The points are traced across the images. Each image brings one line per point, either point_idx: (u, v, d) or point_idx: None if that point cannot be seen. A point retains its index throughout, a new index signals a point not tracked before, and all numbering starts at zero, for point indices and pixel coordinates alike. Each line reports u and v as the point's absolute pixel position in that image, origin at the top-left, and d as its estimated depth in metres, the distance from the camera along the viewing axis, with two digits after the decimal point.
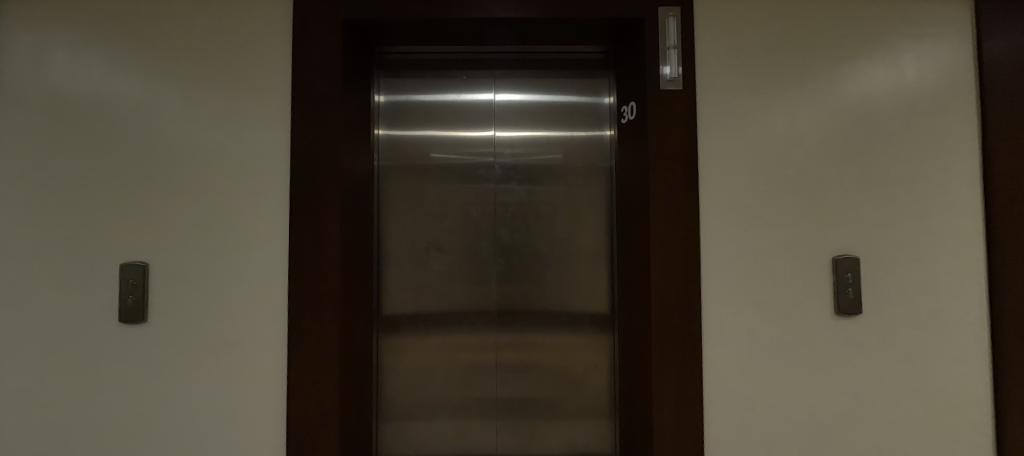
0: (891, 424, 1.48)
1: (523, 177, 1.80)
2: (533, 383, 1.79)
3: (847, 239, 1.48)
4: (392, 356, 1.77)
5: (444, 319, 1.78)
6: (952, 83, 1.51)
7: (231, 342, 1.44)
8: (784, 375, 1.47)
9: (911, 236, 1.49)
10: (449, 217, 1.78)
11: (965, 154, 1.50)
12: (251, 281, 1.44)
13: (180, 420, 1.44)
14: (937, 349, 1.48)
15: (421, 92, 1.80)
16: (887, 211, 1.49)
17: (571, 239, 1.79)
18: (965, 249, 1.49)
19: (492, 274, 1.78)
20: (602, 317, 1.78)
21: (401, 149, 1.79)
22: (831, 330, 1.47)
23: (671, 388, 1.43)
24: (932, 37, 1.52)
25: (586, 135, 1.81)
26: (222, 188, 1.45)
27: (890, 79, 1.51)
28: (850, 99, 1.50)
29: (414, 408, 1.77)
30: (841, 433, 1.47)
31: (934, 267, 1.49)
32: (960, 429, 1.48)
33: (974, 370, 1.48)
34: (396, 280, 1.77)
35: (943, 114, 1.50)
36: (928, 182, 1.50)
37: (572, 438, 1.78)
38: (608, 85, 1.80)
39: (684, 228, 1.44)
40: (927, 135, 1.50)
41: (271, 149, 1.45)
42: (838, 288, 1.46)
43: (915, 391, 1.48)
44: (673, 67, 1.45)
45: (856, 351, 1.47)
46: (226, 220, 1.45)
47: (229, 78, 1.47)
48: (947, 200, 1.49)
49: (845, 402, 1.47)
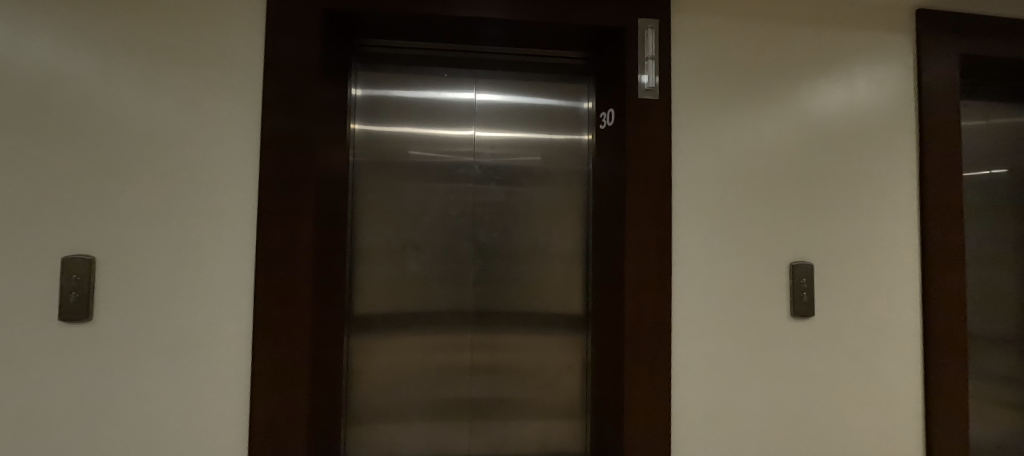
0: (838, 417, 1.60)
1: (502, 178, 1.80)
2: (507, 383, 1.79)
3: (803, 247, 1.59)
4: (363, 358, 1.71)
5: (418, 318, 1.75)
6: (894, 108, 1.65)
7: (189, 342, 1.35)
8: (747, 373, 1.55)
9: (858, 245, 1.62)
10: (427, 216, 1.76)
11: (904, 172, 1.65)
12: (214, 278, 1.36)
13: (130, 425, 1.33)
14: (878, 349, 1.62)
15: (400, 88, 1.77)
16: (838, 223, 1.61)
17: (548, 241, 1.81)
18: (902, 259, 1.64)
19: (468, 274, 1.77)
20: (576, 318, 1.82)
21: (377, 145, 1.74)
22: (789, 331, 1.57)
23: (642, 384, 1.47)
24: (880, 66, 1.66)
25: (565, 138, 1.84)
26: (183, 177, 1.36)
27: (844, 100, 1.63)
28: (810, 117, 1.61)
29: (385, 410, 1.73)
30: (794, 427, 1.57)
31: (877, 274, 1.63)
32: (896, 420, 1.62)
33: (908, 368, 1.63)
34: (369, 279, 1.72)
35: (887, 135, 1.65)
36: (874, 195, 1.63)
37: (545, 438, 1.80)
38: (587, 90, 1.85)
39: (659, 232, 1.50)
40: (876, 151, 1.64)
41: (242, 138, 1.38)
42: (794, 293, 1.57)
43: (859, 387, 1.61)
44: (650, 76, 1.50)
45: (810, 350, 1.58)
46: (187, 211, 1.36)
47: (193, 63, 1.38)
48: (888, 213, 1.64)
49: (799, 398, 1.58)
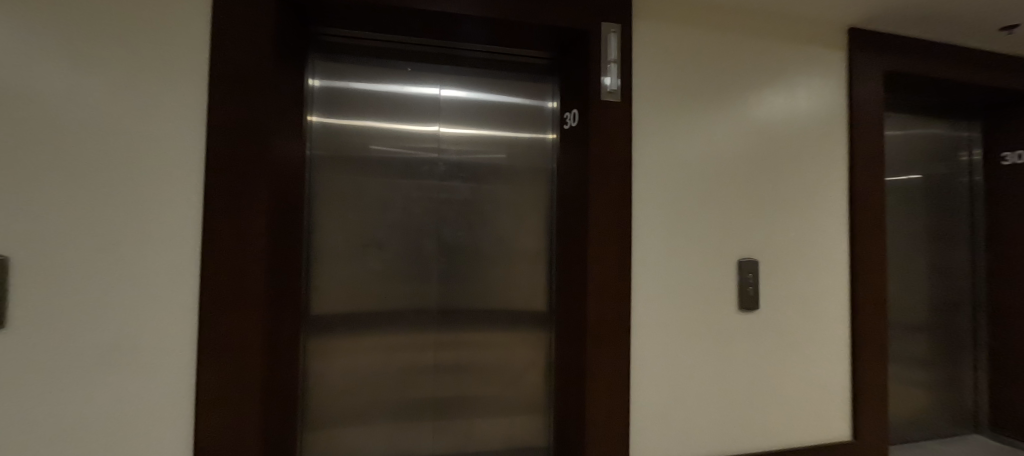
0: (779, 401, 1.73)
1: (467, 175, 1.79)
2: (471, 381, 1.78)
3: (750, 244, 1.70)
4: (320, 360, 1.65)
5: (380, 318, 1.70)
6: (830, 117, 1.81)
7: (125, 347, 1.24)
8: (700, 364, 1.64)
9: (798, 243, 1.76)
10: (389, 213, 1.71)
11: (837, 177, 1.80)
12: (153, 278, 1.25)
13: (47, 444, 1.18)
14: (813, 337, 1.77)
15: (361, 80, 1.71)
16: (781, 222, 1.74)
17: (514, 239, 1.83)
18: (835, 255, 1.79)
19: (432, 272, 1.75)
20: (540, 314, 1.84)
21: (336, 139, 1.67)
22: (737, 323, 1.68)
23: (603, 377, 1.52)
24: (818, 78, 1.80)
25: (530, 137, 1.85)
26: (117, 168, 1.24)
27: (787, 108, 1.76)
28: (758, 122, 1.73)
29: (344, 412, 1.67)
30: (741, 412, 1.68)
31: (814, 270, 1.77)
32: (827, 402, 1.78)
33: (838, 354, 1.80)
34: (327, 278, 1.65)
35: (824, 142, 1.80)
36: (812, 197, 1.78)
37: (510, 434, 1.82)
38: (552, 90, 1.87)
39: (619, 230, 1.55)
40: (813, 156, 1.78)
41: (185, 128, 1.28)
42: (742, 287, 1.68)
43: (797, 373, 1.75)
44: (613, 79, 1.55)
45: (755, 340, 1.70)
46: (122, 205, 1.24)
47: (129, 44, 1.26)
48: (824, 213, 1.79)
49: (745, 385, 1.69)
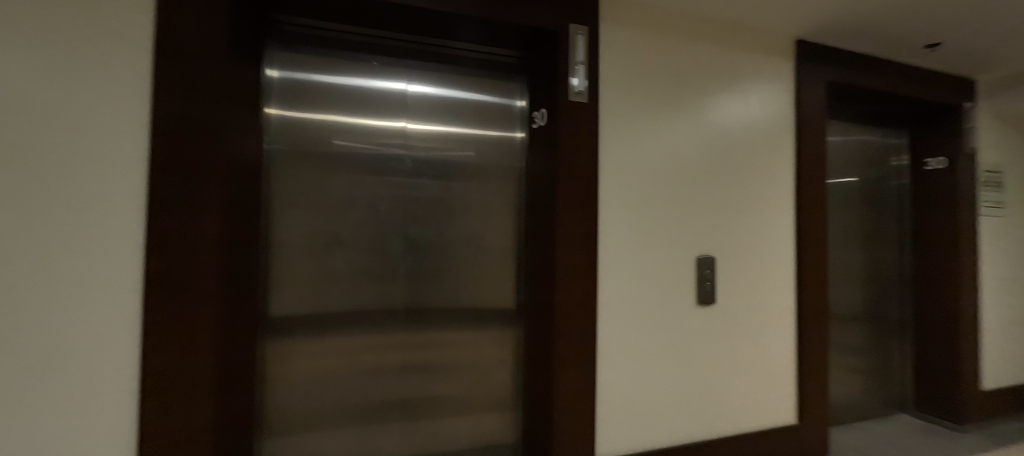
0: (734, 390, 1.83)
1: (434, 172, 1.76)
2: (439, 381, 1.77)
3: (708, 242, 1.79)
4: (280, 363, 1.58)
5: (344, 318, 1.65)
6: (779, 123, 1.93)
7: (50, 361, 1.09)
8: (662, 356, 1.71)
9: (750, 241, 1.87)
10: (354, 211, 1.66)
11: (786, 178, 1.93)
12: (83, 283, 1.12)
13: None
14: (764, 329, 1.89)
15: (324, 72, 1.64)
16: (735, 221, 1.84)
17: (482, 237, 1.82)
18: (783, 252, 1.92)
19: (399, 270, 1.71)
20: (508, 312, 1.85)
21: (297, 133, 1.60)
22: (696, 317, 1.77)
23: (570, 372, 1.55)
24: (770, 85, 1.92)
25: (498, 135, 1.85)
26: (37, 158, 1.08)
27: (742, 113, 1.86)
28: (716, 126, 1.82)
29: (305, 417, 1.61)
30: (699, 402, 1.77)
31: (765, 266, 1.89)
32: (775, 389, 1.91)
33: (785, 344, 1.93)
34: (287, 278, 1.58)
35: (774, 146, 1.92)
36: (763, 197, 1.89)
37: (478, 432, 1.82)
38: (520, 89, 1.88)
39: (587, 229, 1.59)
40: (765, 159, 1.90)
41: (123, 116, 1.16)
42: (699, 282, 1.77)
43: (749, 363, 1.86)
44: (580, 80, 1.59)
45: (712, 333, 1.80)
46: (44, 200, 1.09)
47: (53, 18, 1.11)
48: (774, 212, 1.91)
49: (703, 376, 1.78)
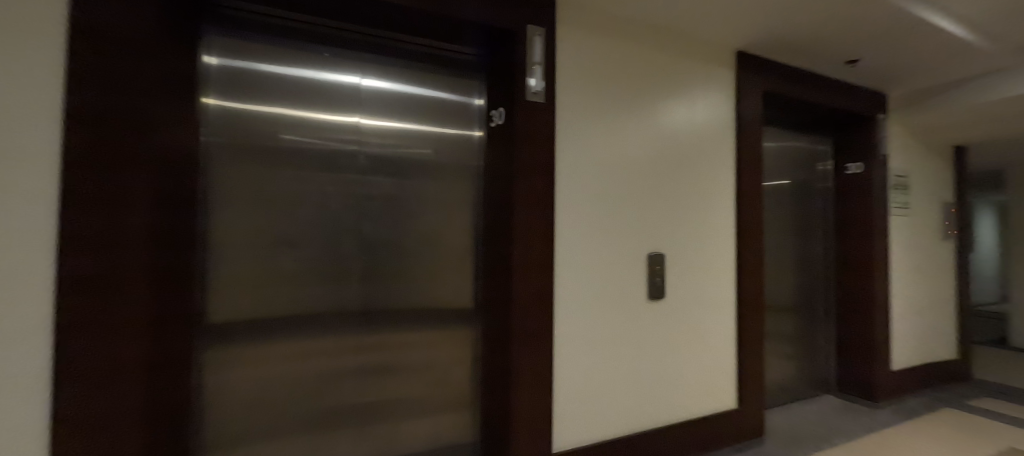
0: (681, 379, 1.94)
1: (390, 169, 1.72)
2: (395, 383, 1.73)
3: (657, 239, 1.89)
4: (219, 373, 1.46)
5: (292, 321, 1.57)
6: (722, 128, 2.06)
7: None
8: (615, 350, 1.78)
9: (696, 238, 1.98)
10: (303, 208, 1.58)
11: (727, 180, 2.07)
12: None
13: None
14: (708, 321, 2.01)
15: (269, 62, 1.54)
16: (682, 220, 1.95)
17: (440, 236, 1.80)
18: (725, 249, 2.06)
19: (353, 270, 1.65)
20: (466, 310, 1.84)
21: (239, 125, 1.49)
22: (646, 311, 1.85)
23: (528, 368, 1.58)
24: (713, 93, 2.05)
25: (456, 133, 1.84)
26: None
27: (689, 118, 1.97)
28: (665, 129, 1.91)
29: (248, 428, 1.51)
30: (649, 392, 1.86)
31: (709, 262, 2.01)
32: (718, 377, 2.04)
33: (727, 334, 2.07)
34: (227, 281, 1.47)
35: (717, 150, 2.05)
36: (708, 197, 2.02)
37: (435, 433, 1.79)
38: (479, 87, 1.87)
39: (544, 227, 1.61)
40: (709, 161, 2.02)
41: (25, 99, 1.01)
42: (650, 278, 1.85)
43: (695, 353, 1.98)
44: (537, 80, 1.60)
45: (661, 326, 1.89)
46: None
47: None
48: (716, 212, 2.04)
49: (653, 367, 1.87)
